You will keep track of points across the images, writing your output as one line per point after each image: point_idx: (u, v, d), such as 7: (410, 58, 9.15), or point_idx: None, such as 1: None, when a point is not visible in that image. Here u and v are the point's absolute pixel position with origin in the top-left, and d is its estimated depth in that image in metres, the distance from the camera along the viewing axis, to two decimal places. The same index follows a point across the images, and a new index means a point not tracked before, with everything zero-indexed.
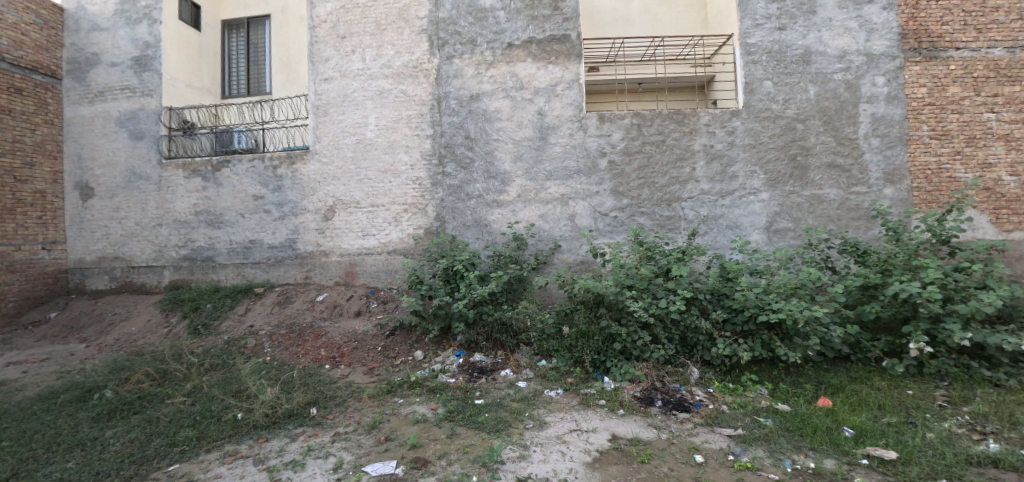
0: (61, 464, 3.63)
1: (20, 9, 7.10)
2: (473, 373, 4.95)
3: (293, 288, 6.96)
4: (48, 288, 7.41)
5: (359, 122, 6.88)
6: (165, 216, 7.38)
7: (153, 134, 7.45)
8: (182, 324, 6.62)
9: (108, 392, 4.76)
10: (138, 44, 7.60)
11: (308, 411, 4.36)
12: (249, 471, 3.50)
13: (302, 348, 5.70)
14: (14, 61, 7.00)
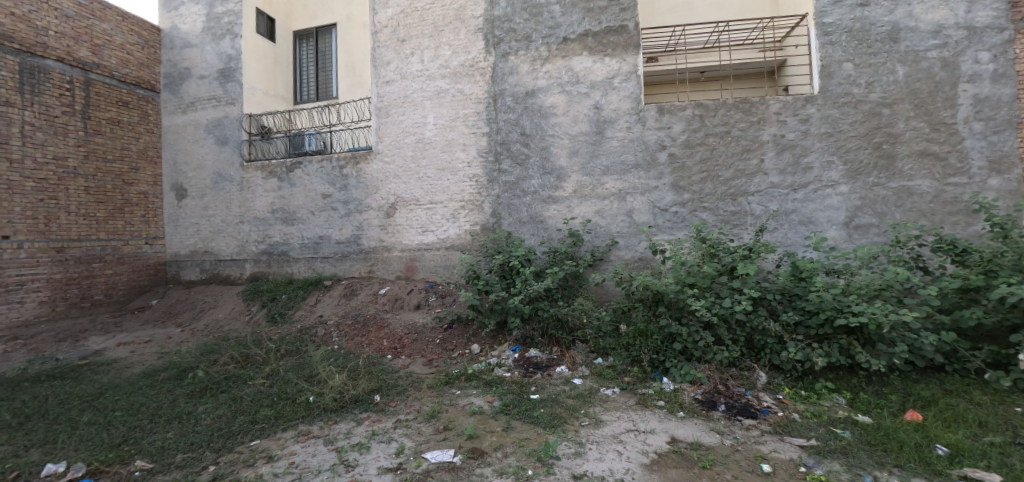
0: (162, 433, 4.10)
1: (126, 32, 8.04)
2: (529, 368, 4.98)
3: (358, 281, 7.37)
4: (150, 279, 8.37)
5: (419, 122, 7.12)
6: (246, 214, 8.07)
7: (236, 138, 8.16)
8: (261, 312, 7.23)
9: (200, 372, 5.31)
10: (222, 57, 8.33)
11: (372, 398, 4.61)
12: (320, 450, 3.77)
13: (367, 338, 6.02)
14: (121, 78, 7.95)
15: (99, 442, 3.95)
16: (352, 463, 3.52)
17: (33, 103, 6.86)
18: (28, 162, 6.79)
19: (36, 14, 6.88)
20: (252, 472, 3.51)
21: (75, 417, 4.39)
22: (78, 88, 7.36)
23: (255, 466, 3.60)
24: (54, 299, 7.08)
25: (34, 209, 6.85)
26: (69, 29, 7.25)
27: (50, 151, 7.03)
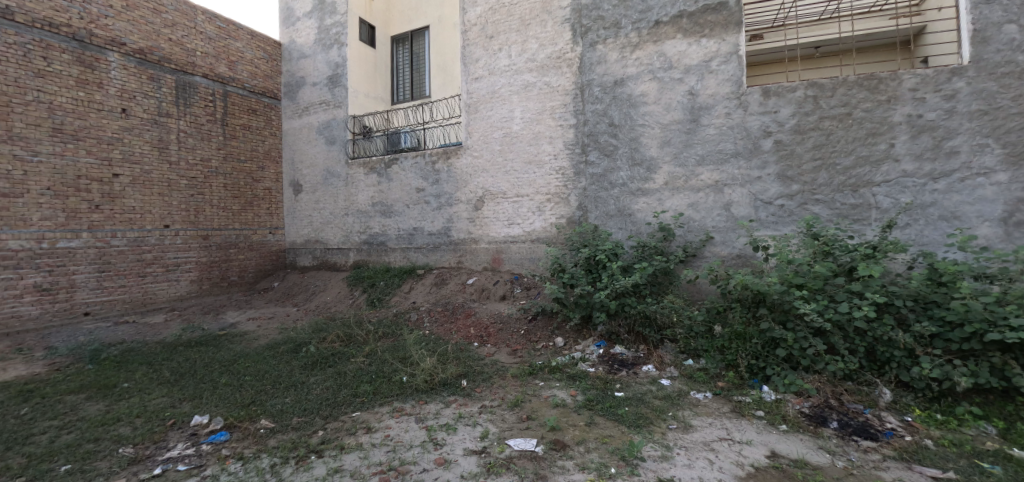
0: (281, 398, 4.68)
1: (254, 48, 9.21)
2: (614, 365, 4.85)
3: (447, 271, 7.78)
4: (273, 264, 9.56)
5: (506, 116, 7.24)
6: (351, 207, 8.92)
7: (342, 138, 8.98)
8: (363, 297, 7.92)
9: (312, 347, 5.98)
10: (331, 65, 9.18)
11: (459, 382, 4.83)
12: (412, 426, 4.05)
13: (455, 325, 6.32)
14: (251, 89, 9.12)
15: (232, 401, 4.62)
16: (441, 442, 3.73)
17: (185, 114, 8.08)
18: (182, 164, 8.04)
19: (187, 38, 8.11)
20: (353, 440, 3.88)
21: (215, 379, 5.18)
22: (218, 100, 8.56)
23: (355, 434, 3.97)
24: (203, 278, 8.36)
25: (187, 202, 8.11)
26: (211, 49, 8.46)
27: (198, 154, 8.26)
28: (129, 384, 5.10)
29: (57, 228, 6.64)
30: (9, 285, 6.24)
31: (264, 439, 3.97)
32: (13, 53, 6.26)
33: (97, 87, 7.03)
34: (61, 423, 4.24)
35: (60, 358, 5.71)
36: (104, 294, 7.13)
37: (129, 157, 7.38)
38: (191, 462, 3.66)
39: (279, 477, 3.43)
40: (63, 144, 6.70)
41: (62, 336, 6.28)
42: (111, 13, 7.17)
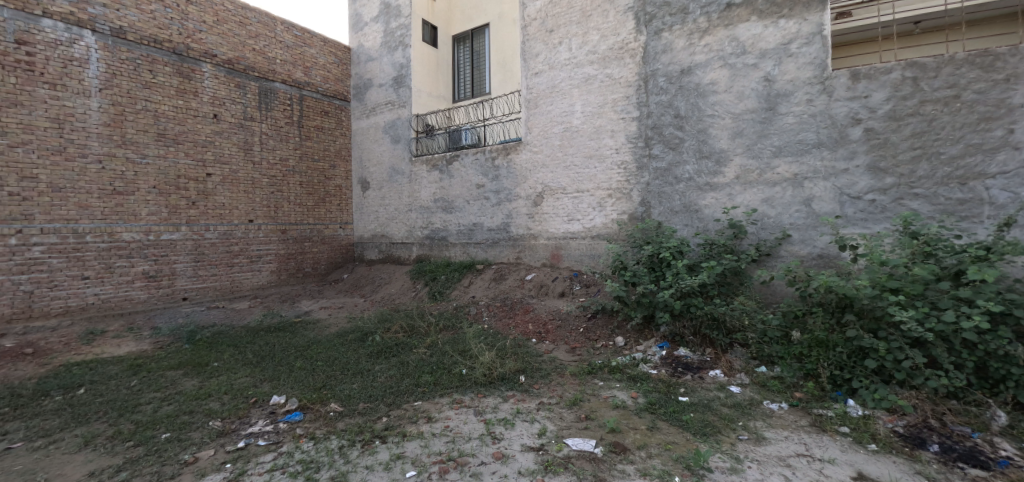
0: (349, 384, 4.91)
1: (327, 53, 9.71)
2: (678, 368, 4.64)
3: (506, 266, 7.83)
4: (342, 257, 10.07)
5: (566, 110, 7.13)
6: (414, 203, 9.20)
7: (406, 137, 9.28)
8: (425, 290, 8.15)
9: (378, 336, 6.24)
10: (396, 66, 9.49)
11: (517, 378, 4.83)
12: (471, 418, 4.10)
13: (513, 320, 6.34)
14: (324, 93, 9.62)
15: (306, 384, 4.91)
16: (499, 436, 3.74)
17: (266, 118, 8.67)
18: (264, 163, 8.64)
19: (268, 47, 8.68)
20: (414, 428, 3.99)
21: (290, 363, 5.52)
22: (295, 103, 9.11)
23: (417, 423, 4.08)
24: (282, 268, 8.96)
25: (268, 199, 8.72)
26: (289, 56, 9.00)
27: (278, 154, 8.85)
28: (218, 364, 5.57)
29: (161, 222, 7.37)
30: (124, 272, 7.02)
31: (334, 421, 4.18)
32: (126, 68, 6.99)
33: (193, 95, 7.70)
34: (161, 396, 4.71)
35: (162, 337, 6.35)
36: (200, 281, 7.84)
37: (219, 158, 8.04)
38: (269, 439, 3.92)
39: (346, 458, 3.59)
40: (166, 147, 7.41)
41: (165, 317, 6.99)
42: (204, 27, 7.82)
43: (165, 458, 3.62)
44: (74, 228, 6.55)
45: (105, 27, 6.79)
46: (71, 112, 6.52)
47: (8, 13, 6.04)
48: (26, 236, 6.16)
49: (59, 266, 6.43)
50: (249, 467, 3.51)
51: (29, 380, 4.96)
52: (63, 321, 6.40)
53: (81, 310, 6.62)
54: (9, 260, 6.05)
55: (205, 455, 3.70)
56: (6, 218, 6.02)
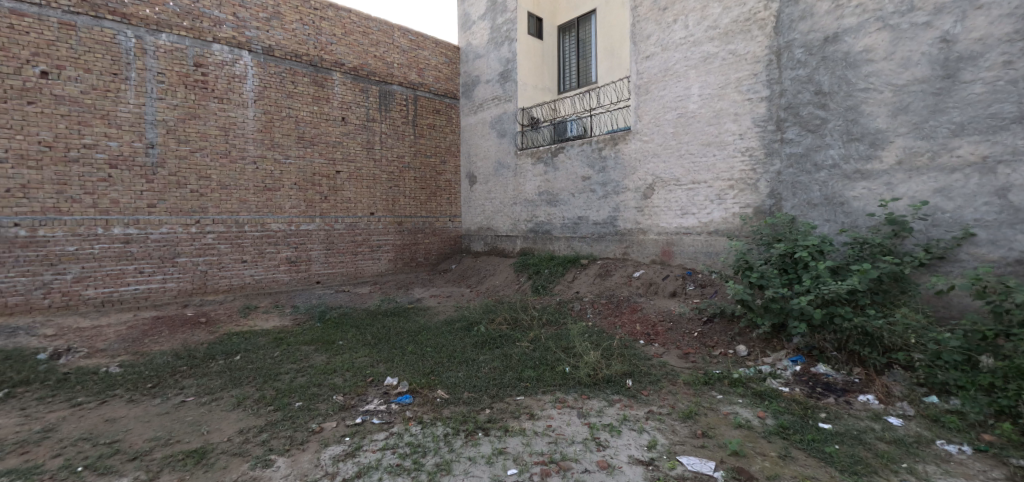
0: (455, 372, 5.03)
1: (438, 54, 10.10)
2: (816, 388, 4.04)
3: (612, 262, 7.55)
4: (451, 248, 10.48)
5: (682, 94, 6.58)
6: (519, 196, 9.25)
7: (512, 131, 9.33)
8: (528, 283, 8.15)
9: (483, 327, 6.34)
10: (502, 61, 9.56)
11: (624, 381, 4.56)
12: (574, 421, 3.94)
13: (619, 319, 6.05)
14: (436, 92, 10.04)
15: (416, 368, 5.14)
16: (604, 443, 3.54)
17: (386, 118, 9.26)
18: (383, 161, 9.26)
19: (387, 53, 9.24)
20: (516, 424, 3.95)
21: (403, 346, 5.83)
22: (410, 104, 9.62)
23: (518, 419, 4.03)
24: (398, 257, 9.56)
25: (387, 194, 9.32)
26: (405, 59, 9.50)
27: (395, 152, 9.42)
28: (343, 343, 6.08)
29: (300, 215, 8.25)
30: (272, 256, 7.99)
31: (440, 408, 4.29)
32: (274, 81, 7.88)
33: (326, 101, 8.47)
34: (297, 368, 5.25)
35: (300, 314, 7.12)
36: (330, 266, 8.65)
37: (347, 157, 8.77)
38: (382, 418, 4.15)
39: (450, 447, 3.64)
40: (304, 148, 8.24)
41: (302, 297, 7.83)
42: (334, 39, 8.55)
43: (297, 425, 3.99)
44: (236, 219, 7.58)
45: (258, 46, 7.70)
46: (234, 121, 7.51)
47: (189, 41, 7.09)
48: (201, 225, 7.27)
49: (225, 251, 7.50)
50: (364, 443, 3.72)
51: (204, 343, 5.86)
52: (228, 296, 7.47)
53: (241, 287, 7.67)
54: (192, 245, 7.20)
55: (329, 426, 4.01)
56: (188, 210, 7.15)
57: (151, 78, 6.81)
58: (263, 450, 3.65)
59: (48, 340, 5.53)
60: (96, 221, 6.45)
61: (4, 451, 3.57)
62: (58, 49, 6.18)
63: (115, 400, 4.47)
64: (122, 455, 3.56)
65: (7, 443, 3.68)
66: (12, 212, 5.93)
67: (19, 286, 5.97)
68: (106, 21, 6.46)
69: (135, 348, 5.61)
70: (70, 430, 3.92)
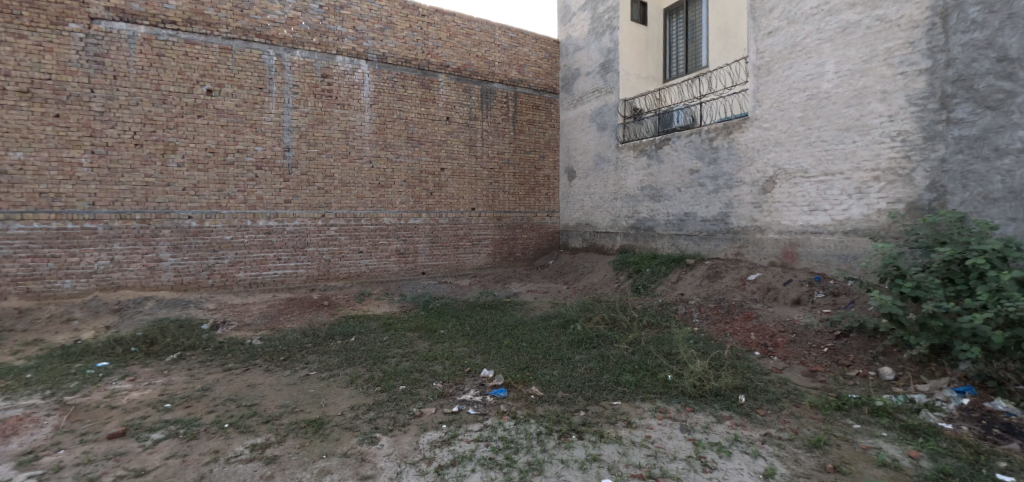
0: (550, 370, 4.93)
1: (537, 50, 10.05)
2: (992, 429, 3.31)
3: (722, 263, 7.01)
4: (548, 243, 10.40)
5: (813, 72, 5.84)
6: (619, 191, 8.91)
7: (613, 123, 8.99)
8: (628, 282, 7.79)
9: (580, 325, 6.17)
10: (603, 52, 9.23)
11: (735, 397, 4.11)
12: (677, 435, 3.62)
13: (730, 326, 5.51)
14: (535, 88, 10.01)
15: (512, 362, 5.13)
16: (711, 464, 3.21)
17: (487, 116, 9.43)
18: (485, 157, 9.44)
19: (489, 52, 9.38)
20: (613, 430, 3.73)
21: (500, 339, 5.88)
22: (511, 101, 9.69)
23: (615, 425, 3.81)
24: (497, 251, 9.71)
25: (487, 189, 9.51)
26: (505, 57, 9.58)
27: (496, 148, 9.56)
28: (444, 332, 6.30)
29: (408, 210, 8.70)
30: (384, 248, 8.53)
31: (535, 405, 4.22)
32: (387, 86, 8.38)
33: (432, 102, 8.83)
34: (402, 352, 5.53)
35: (407, 302, 7.54)
36: (435, 259, 9.03)
37: (451, 155, 9.07)
38: (477, 409, 4.18)
39: (543, 447, 3.54)
40: (413, 147, 8.68)
41: (409, 287, 8.26)
42: (440, 43, 8.87)
43: (400, 407, 4.17)
44: (354, 214, 8.21)
45: (374, 55, 8.24)
46: (353, 125, 8.12)
47: (317, 55, 7.78)
48: (326, 219, 7.98)
49: (345, 242, 8.17)
50: (459, 432, 3.77)
51: (326, 324, 6.45)
52: (347, 283, 8.15)
53: (357, 275, 8.31)
54: (319, 236, 7.95)
55: (428, 411, 4.13)
56: (315, 204, 7.88)
57: (288, 91, 7.58)
58: (370, 427, 3.86)
59: (209, 314, 6.46)
60: (246, 215, 7.38)
61: (174, 404, 4.21)
62: (220, 70, 7.09)
63: (256, 369, 5.06)
64: (257, 417, 4.00)
65: (175, 397, 4.34)
66: (187, 207, 6.98)
67: (191, 267, 7.04)
68: (254, 43, 7.31)
69: (273, 325, 6.33)
70: (221, 390, 4.51)
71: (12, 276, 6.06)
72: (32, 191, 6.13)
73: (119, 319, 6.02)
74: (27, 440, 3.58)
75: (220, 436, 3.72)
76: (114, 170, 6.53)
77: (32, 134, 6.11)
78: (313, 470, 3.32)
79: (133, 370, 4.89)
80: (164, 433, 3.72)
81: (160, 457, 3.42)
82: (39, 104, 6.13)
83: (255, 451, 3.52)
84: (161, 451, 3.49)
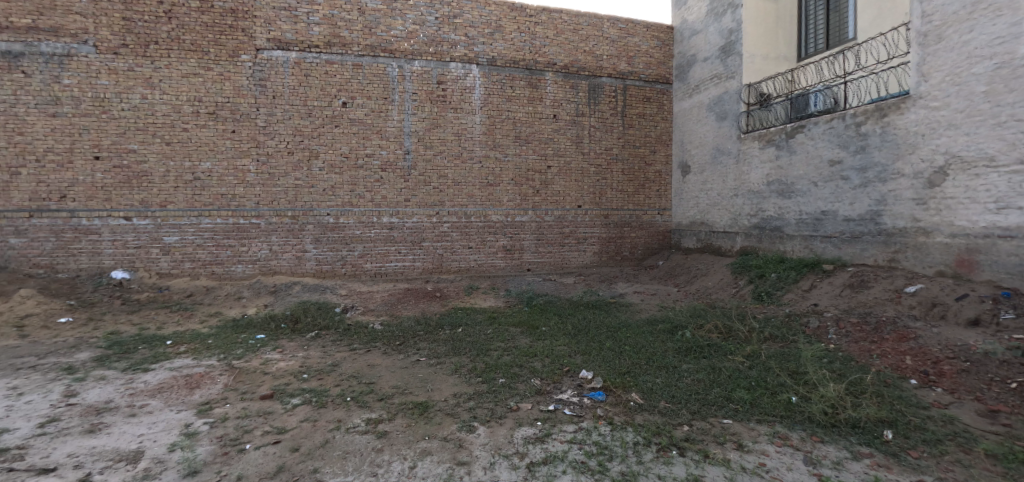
0: (652, 377, 4.51)
1: (649, 39, 9.53)
2: None
3: (871, 271, 5.94)
4: (659, 243, 9.83)
5: (1004, 34, 4.72)
6: (741, 187, 8.18)
7: (735, 112, 8.19)
8: (748, 288, 6.99)
9: (689, 332, 5.65)
10: (724, 33, 8.43)
11: (880, 432, 3.43)
12: (799, 467, 3.11)
13: (878, 347, 4.62)
14: (646, 79, 9.49)
15: (612, 366, 4.79)
16: None
17: (595, 112, 9.20)
18: (592, 154, 9.23)
19: (597, 46, 9.15)
20: (720, 451, 3.29)
21: (602, 341, 5.63)
22: (619, 94, 9.32)
23: (723, 447, 3.35)
24: (604, 250, 9.44)
25: (594, 187, 9.29)
26: (615, 49, 9.26)
27: (603, 145, 9.28)
28: (546, 329, 6.19)
29: (515, 208, 8.89)
30: (492, 244, 8.84)
31: (634, 413, 3.85)
32: (496, 88, 8.64)
33: (540, 101, 8.88)
34: (504, 347, 5.50)
35: (511, 298, 7.69)
36: (540, 256, 9.10)
37: (558, 152, 9.04)
38: (574, 410, 3.92)
39: (639, 459, 3.20)
40: (521, 146, 8.83)
41: (515, 282, 8.42)
42: (547, 41, 8.88)
43: (499, 400, 4.03)
44: (465, 211, 8.64)
45: (484, 59, 8.55)
46: (465, 127, 8.54)
47: (432, 64, 8.33)
48: (440, 216, 8.53)
49: (456, 238, 8.64)
50: (553, 431, 3.53)
51: (438, 313, 6.85)
52: (458, 276, 8.62)
53: (467, 269, 8.74)
54: (434, 231, 8.52)
55: (524, 407, 3.95)
56: (431, 202, 8.47)
57: (408, 99, 8.25)
58: (469, 416, 3.76)
59: (342, 299, 7.28)
60: (373, 212, 8.21)
61: (310, 375, 4.55)
62: (353, 84, 7.98)
63: (376, 351, 5.38)
64: (373, 395, 4.13)
65: (312, 369, 4.70)
66: (326, 205, 8.00)
67: (329, 258, 8.06)
68: (380, 58, 8.08)
69: (392, 311, 6.94)
70: (346, 368, 4.77)
71: (201, 260, 7.56)
72: (216, 192, 7.56)
73: (274, 299, 7.12)
74: (205, 393, 4.06)
75: (343, 407, 3.87)
76: (273, 175, 7.75)
77: (216, 147, 7.52)
78: (415, 449, 3.26)
79: (282, 343, 5.54)
80: (302, 399, 3.98)
81: (298, 420, 3.62)
82: (221, 123, 7.52)
83: (370, 424, 3.58)
84: (298, 414, 3.71)
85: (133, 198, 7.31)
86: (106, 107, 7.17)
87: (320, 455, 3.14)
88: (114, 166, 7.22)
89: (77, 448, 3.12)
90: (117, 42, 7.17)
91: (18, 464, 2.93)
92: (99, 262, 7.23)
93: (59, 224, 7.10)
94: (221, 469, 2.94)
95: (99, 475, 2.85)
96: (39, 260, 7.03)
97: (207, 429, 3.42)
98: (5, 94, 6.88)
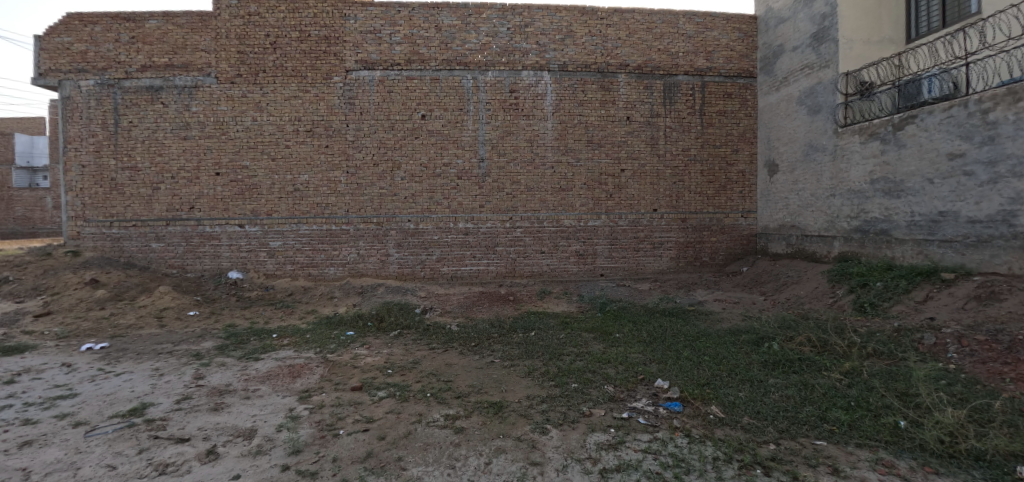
0: (734, 391, 4.04)
1: (729, 31, 9.02)
2: None
3: (1002, 281, 5.12)
4: (743, 248, 9.21)
5: None
6: (839, 187, 7.44)
7: (830, 104, 7.49)
8: (848, 297, 6.26)
9: (776, 344, 4.98)
10: (816, 19, 7.78)
11: (1011, 467, 2.95)
12: None
13: (1012, 368, 3.95)
14: (727, 74, 8.97)
15: (690, 376, 4.33)
16: None
17: (671, 111, 8.86)
18: (668, 155, 8.90)
19: (672, 43, 8.82)
20: (811, 475, 2.97)
21: (678, 350, 5.09)
22: (697, 92, 8.90)
23: (816, 470, 3.01)
24: (681, 255, 9.04)
25: (671, 189, 8.94)
26: (691, 45, 8.87)
27: (681, 145, 8.91)
28: (620, 336, 5.80)
29: (588, 212, 8.82)
30: (564, 249, 8.82)
31: (712, 426, 3.54)
32: (568, 93, 8.65)
33: (613, 103, 8.75)
34: (577, 351, 5.22)
35: (584, 303, 7.54)
36: (614, 261, 8.93)
37: (632, 154, 8.83)
38: (648, 419, 3.65)
39: (719, 475, 2.99)
40: (593, 150, 8.75)
41: (588, 287, 8.33)
42: (620, 42, 8.73)
43: (571, 403, 3.89)
44: (537, 216, 8.73)
45: (555, 65, 8.60)
46: (538, 133, 8.65)
47: (505, 73, 8.55)
48: (513, 221, 8.69)
49: (529, 243, 8.75)
50: (627, 439, 3.37)
51: (511, 317, 6.85)
52: (530, 280, 8.72)
53: (540, 274, 8.82)
54: (507, 236, 8.70)
55: (597, 412, 3.76)
56: (504, 208, 8.66)
57: (482, 108, 8.53)
58: (542, 417, 3.70)
59: (422, 300, 7.61)
60: (449, 218, 8.58)
61: (394, 370, 4.81)
62: (431, 97, 8.43)
63: (452, 351, 5.50)
64: (451, 392, 4.21)
65: (395, 365, 4.95)
66: (407, 212, 8.51)
67: (410, 261, 8.57)
68: (456, 71, 8.45)
69: (468, 313, 7.14)
70: (427, 365, 4.97)
71: (300, 263, 8.42)
72: (313, 202, 8.36)
73: (361, 299, 7.65)
74: (305, 381, 4.48)
75: (424, 402, 4.03)
76: (360, 185, 8.41)
77: (313, 161, 8.33)
78: (490, 446, 3.32)
79: (369, 340, 5.94)
80: (387, 392, 4.21)
81: (382, 411, 3.86)
82: (317, 139, 8.31)
83: (448, 419, 3.70)
84: (384, 406, 3.94)
85: (245, 207, 8.31)
86: (224, 130, 8.23)
87: (403, 445, 3.33)
88: (231, 180, 8.27)
89: (206, 422, 3.63)
90: (233, 72, 8.21)
91: (161, 433, 3.46)
92: (219, 263, 8.32)
93: (188, 231, 8.28)
94: (319, 451, 3.25)
95: (222, 447, 3.28)
96: (173, 261, 8.29)
97: (307, 414, 3.78)
98: (149, 122, 8.21)
